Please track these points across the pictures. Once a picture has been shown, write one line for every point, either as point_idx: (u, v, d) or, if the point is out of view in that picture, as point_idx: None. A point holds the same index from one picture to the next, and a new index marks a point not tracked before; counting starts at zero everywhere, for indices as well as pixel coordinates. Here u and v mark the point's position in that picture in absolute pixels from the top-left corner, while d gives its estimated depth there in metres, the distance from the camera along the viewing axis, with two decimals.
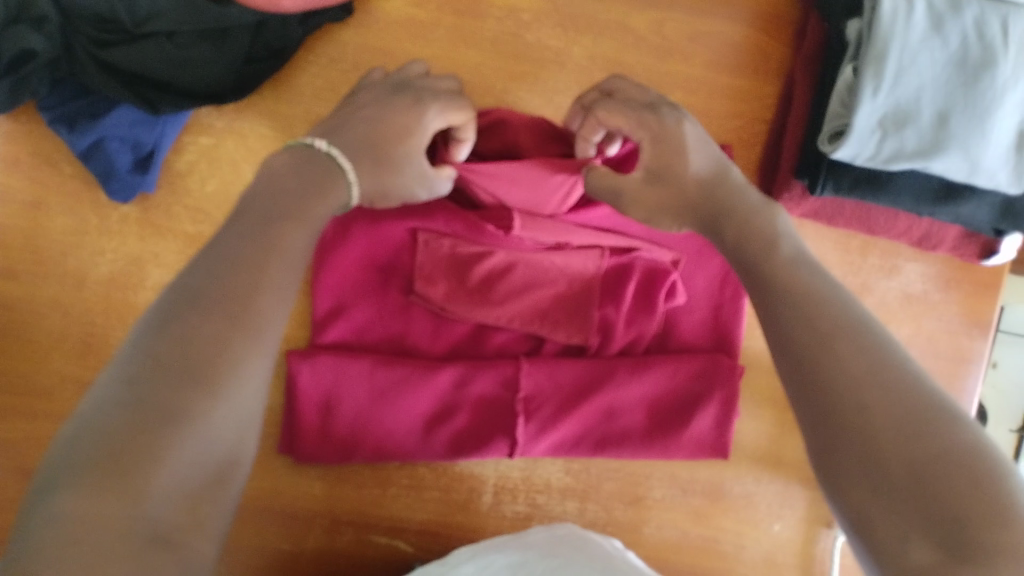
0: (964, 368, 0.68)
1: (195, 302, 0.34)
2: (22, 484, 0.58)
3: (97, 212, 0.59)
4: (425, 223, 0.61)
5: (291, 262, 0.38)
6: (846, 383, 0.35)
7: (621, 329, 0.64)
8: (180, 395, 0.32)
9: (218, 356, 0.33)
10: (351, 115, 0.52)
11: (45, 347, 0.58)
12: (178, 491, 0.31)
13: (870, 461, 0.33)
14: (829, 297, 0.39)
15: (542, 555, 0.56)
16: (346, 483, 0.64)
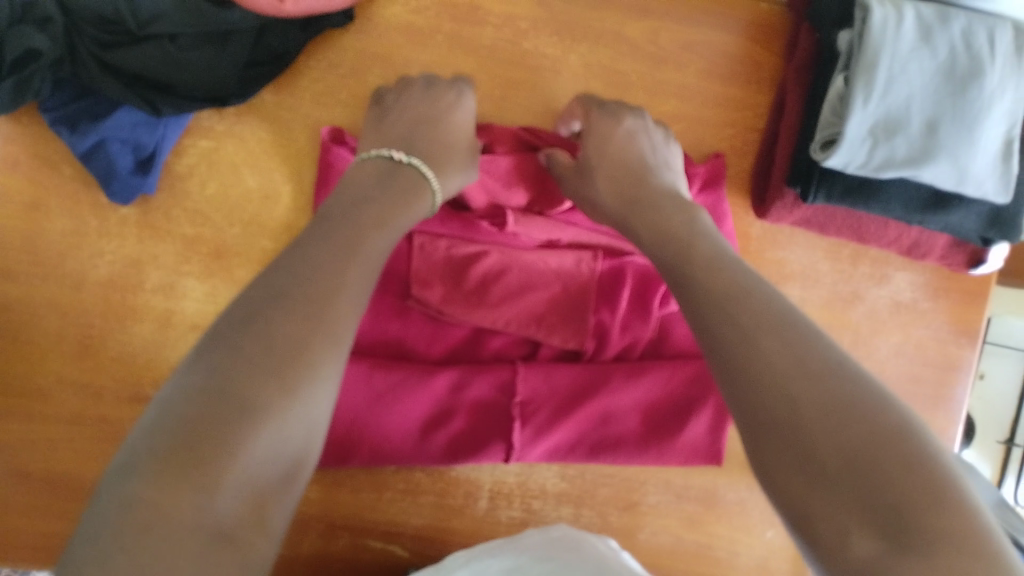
0: (952, 376, 0.69)
1: (281, 305, 0.39)
2: (17, 485, 0.58)
3: (97, 213, 0.59)
4: (422, 227, 0.63)
5: (362, 272, 0.43)
6: (781, 374, 0.37)
7: (617, 335, 0.65)
8: (257, 390, 0.36)
9: (292, 358, 0.38)
10: (403, 124, 0.57)
11: (42, 349, 0.58)
12: (246, 483, 0.34)
13: (805, 454, 0.34)
14: (757, 293, 0.42)
15: (536, 557, 0.56)
16: (342, 487, 0.64)
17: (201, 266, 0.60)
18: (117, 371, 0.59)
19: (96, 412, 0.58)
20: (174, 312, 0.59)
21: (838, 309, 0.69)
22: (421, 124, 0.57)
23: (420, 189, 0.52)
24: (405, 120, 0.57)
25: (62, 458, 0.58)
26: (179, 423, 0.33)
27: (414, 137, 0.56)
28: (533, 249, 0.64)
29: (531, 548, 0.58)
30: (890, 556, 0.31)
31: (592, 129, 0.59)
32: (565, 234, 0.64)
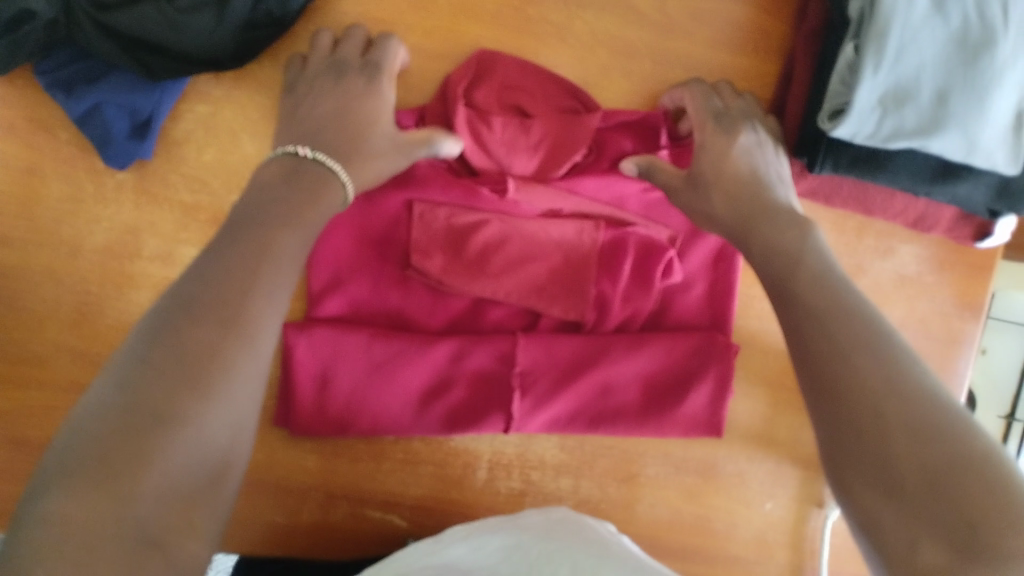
0: (956, 348, 0.70)
1: (185, 319, 0.40)
2: (15, 452, 0.58)
3: (93, 179, 0.58)
4: (421, 194, 0.62)
5: (279, 269, 0.45)
6: (857, 388, 0.41)
7: (618, 306, 0.64)
8: (173, 399, 0.37)
9: (207, 362, 0.39)
10: (313, 117, 0.56)
11: (38, 315, 0.57)
12: (167, 492, 0.36)
13: (887, 470, 0.38)
14: (844, 308, 0.45)
15: (538, 536, 0.57)
16: (341, 458, 0.64)
17: (199, 234, 0.59)
18: (114, 338, 0.58)
19: (92, 379, 0.58)
20: (172, 280, 0.59)
21: None
22: (340, 115, 0.56)
23: (331, 181, 0.53)
24: (317, 114, 0.57)
25: (57, 425, 0.58)
26: (93, 441, 0.35)
27: (325, 128, 0.56)
28: (534, 218, 0.63)
29: (532, 530, 0.58)
30: (954, 564, 0.34)
31: (756, 145, 0.60)
32: (567, 202, 0.63)
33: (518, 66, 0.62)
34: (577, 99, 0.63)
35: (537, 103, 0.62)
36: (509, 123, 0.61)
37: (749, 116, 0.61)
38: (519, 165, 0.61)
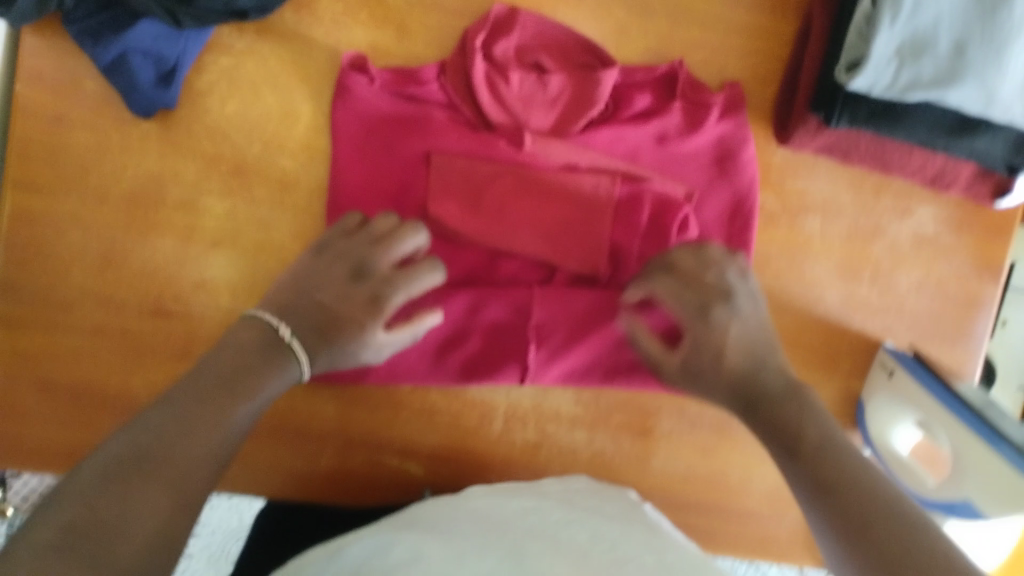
0: (972, 311, 0.70)
1: (193, 389, 0.45)
2: (45, 393, 0.60)
3: (119, 128, 0.59)
4: (437, 146, 0.62)
5: (251, 362, 0.50)
6: (853, 494, 0.45)
7: (633, 260, 0.65)
8: (180, 444, 0.41)
9: (202, 417, 0.43)
10: (326, 268, 0.58)
11: (65, 261, 0.59)
12: (151, 539, 0.37)
13: (862, 540, 0.42)
14: (818, 416, 0.51)
15: (558, 502, 0.57)
16: (359, 407, 0.66)
17: (221, 183, 0.60)
18: (140, 285, 0.60)
19: (119, 324, 0.60)
20: (195, 229, 0.60)
21: (860, 242, 0.69)
22: (338, 300, 0.57)
23: (289, 359, 0.53)
24: (327, 276, 0.58)
25: (86, 369, 0.60)
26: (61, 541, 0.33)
27: (320, 290, 0.57)
28: (551, 172, 0.64)
29: (552, 498, 0.57)
30: None
31: (747, 329, 0.58)
32: (583, 156, 0.64)
33: (535, 22, 0.65)
34: (594, 55, 0.65)
35: (555, 61, 0.65)
36: (533, 84, 0.64)
37: (729, 292, 0.59)
38: (536, 119, 0.64)
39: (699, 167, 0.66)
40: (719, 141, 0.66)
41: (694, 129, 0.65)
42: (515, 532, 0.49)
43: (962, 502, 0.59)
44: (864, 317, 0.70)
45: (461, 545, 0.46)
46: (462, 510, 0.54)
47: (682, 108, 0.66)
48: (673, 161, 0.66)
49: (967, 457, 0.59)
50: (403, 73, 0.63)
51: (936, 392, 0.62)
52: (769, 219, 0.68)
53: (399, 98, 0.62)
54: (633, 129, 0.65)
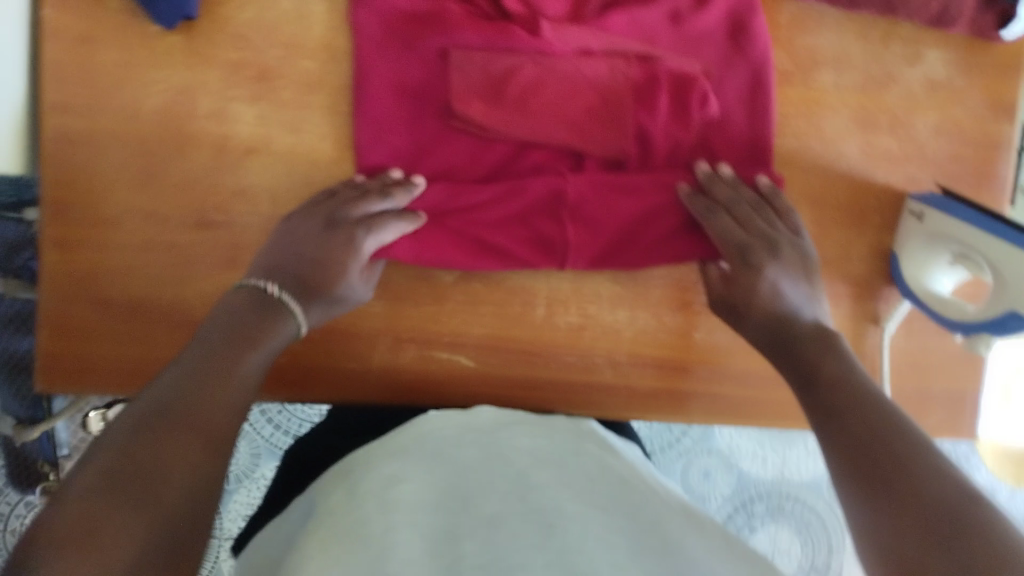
0: (991, 151, 0.72)
1: (204, 351, 0.49)
2: (98, 313, 0.61)
3: (146, 43, 0.61)
4: (456, 43, 0.63)
5: (253, 316, 0.54)
6: (856, 425, 0.50)
7: (658, 138, 0.66)
8: (195, 401, 0.45)
9: (212, 375, 0.47)
10: (305, 230, 0.60)
11: (106, 179, 0.61)
12: (185, 485, 0.41)
13: (859, 457, 0.48)
14: (832, 353, 0.57)
15: (573, 433, 0.58)
16: (404, 302, 0.67)
17: (249, 90, 0.62)
18: (179, 197, 0.62)
19: (163, 238, 0.62)
20: (228, 137, 0.62)
21: (874, 92, 0.70)
22: (318, 260, 0.59)
23: (286, 316, 0.56)
24: (309, 235, 0.60)
25: (134, 285, 0.62)
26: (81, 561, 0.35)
27: (301, 249, 0.60)
28: (568, 59, 0.65)
29: (560, 428, 0.59)
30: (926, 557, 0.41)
31: (779, 271, 0.63)
32: (599, 40, 0.65)
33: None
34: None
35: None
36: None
37: (796, 244, 0.65)
38: (552, 8, 0.65)
39: (711, 43, 0.68)
40: (728, 16, 0.67)
41: (704, 6, 0.67)
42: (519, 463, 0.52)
43: (1009, 314, 0.60)
44: (887, 170, 0.71)
45: (466, 484, 0.50)
46: (469, 435, 0.56)
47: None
48: (686, 39, 0.67)
49: (1009, 268, 0.59)
50: None
51: (968, 216, 0.62)
52: (783, 78, 0.69)
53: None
54: (646, 11, 0.66)
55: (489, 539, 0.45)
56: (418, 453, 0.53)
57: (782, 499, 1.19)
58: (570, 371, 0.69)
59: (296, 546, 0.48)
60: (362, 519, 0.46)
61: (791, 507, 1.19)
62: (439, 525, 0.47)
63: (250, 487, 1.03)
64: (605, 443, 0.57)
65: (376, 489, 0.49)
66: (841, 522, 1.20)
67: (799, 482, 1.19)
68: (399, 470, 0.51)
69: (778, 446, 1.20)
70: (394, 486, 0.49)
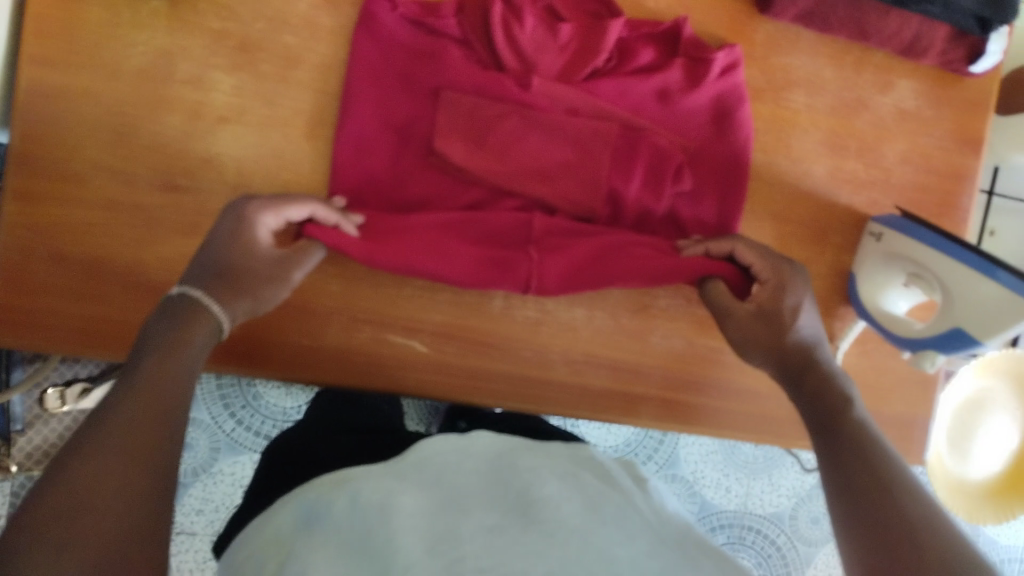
0: (956, 183, 0.73)
1: (145, 361, 0.45)
2: (56, 268, 0.61)
3: (129, 5, 0.61)
4: (449, 84, 0.64)
5: (194, 315, 0.50)
6: (854, 463, 0.50)
7: (629, 202, 0.67)
8: (132, 416, 0.41)
9: (151, 385, 0.44)
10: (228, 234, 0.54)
11: (77, 136, 0.61)
12: (133, 517, 0.37)
13: (852, 498, 0.48)
14: (834, 389, 0.56)
15: (571, 456, 0.57)
16: (363, 283, 0.67)
17: (227, 60, 0.63)
18: (150, 159, 0.62)
19: (129, 198, 0.62)
20: (203, 104, 0.63)
21: (844, 116, 0.71)
22: (241, 265, 0.54)
23: (202, 316, 0.50)
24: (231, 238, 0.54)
25: (95, 243, 0.62)
26: None
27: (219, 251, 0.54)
28: (553, 113, 0.66)
29: (556, 451, 0.58)
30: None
31: (800, 288, 0.62)
32: (586, 100, 0.66)
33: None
34: (603, 4, 0.67)
35: (567, 9, 0.67)
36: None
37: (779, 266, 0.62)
38: (545, 63, 0.66)
39: (696, 120, 0.69)
40: (717, 98, 0.68)
41: (695, 86, 0.67)
42: (515, 482, 0.51)
43: (955, 332, 0.61)
44: (851, 192, 0.72)
45: (462, 499, 0.49)
46: (464, 457, 0.55)
47: (683, 64, 0.68)
48: (674, 114, 0.68)
49: (957, 288, 0.60)
50: (426, 5, 0.64)
51: (926, 238, 0.62)
52: (756, 95, 0.70)
53: (418, 31, 0.64)
54: (635, 81, 0.67)
55: (489, 545, 0.44)
56: (419, 474, 0.52)
57: (742, 531, 1.16)
58: (524, 365, 0.69)
59: (292, 555, 0.46)
60: (366, 535, 0.45)
61: (751, 541, 1.17)
62: (438, 529, 0.45)
63: (206, 480, 0.98)
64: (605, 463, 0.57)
65: (378, 500, 0.48)
66: (800, 561, 1.18)
67: (760, 516, 1.17)
68: (400, 484, 0.50)
69: (743, 479, 1.17)
70: (396, 497, 0.48)
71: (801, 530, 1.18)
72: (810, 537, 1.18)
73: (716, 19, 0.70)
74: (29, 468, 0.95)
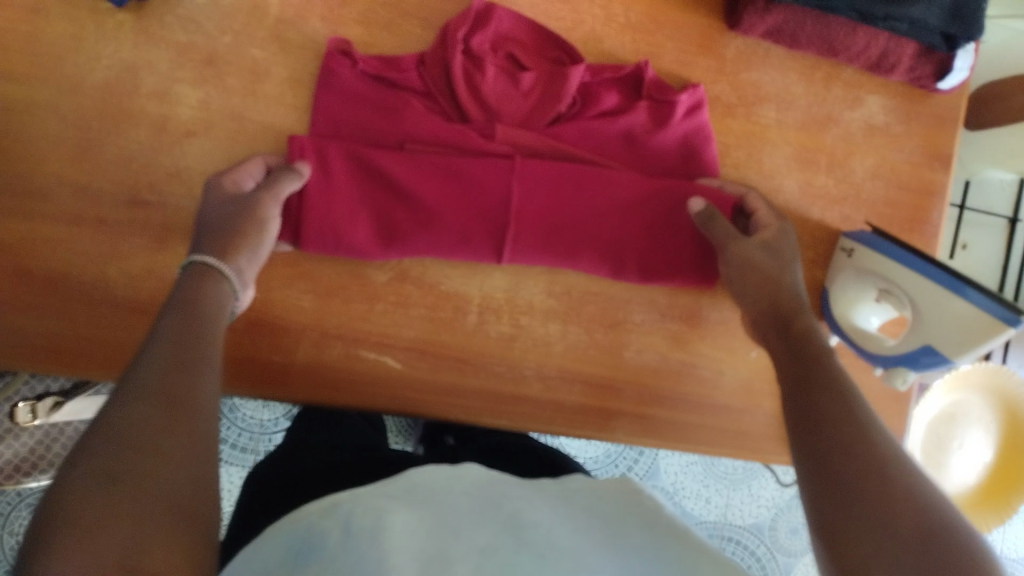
0: (926, 198, 0.73)
1: (190, 337, 0.50)
2: (19, 284, 0.60)
3: (94, 18, 0.61)
4: (412, 135, 0.64)
5: (207, 315, 0.52)
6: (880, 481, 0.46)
7: (603, 246, 0.66)
8: (192, 385, 0.46)
9: (199, 361, 0.48)
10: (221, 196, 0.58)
11: (41, 150, 0.61)
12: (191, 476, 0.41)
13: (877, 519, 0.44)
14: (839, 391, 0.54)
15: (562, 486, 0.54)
16: (334, 298, 0.66)
17: (194, 73, 0.62)
18: (115, 174, 0.62)
19: (94, 213, 0.61)
20: (170, 117, 0.62)
21: (813, 131, 0.71)
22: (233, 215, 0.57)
23: (216, 278, 0.55)
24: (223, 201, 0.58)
25: (60, 258, 0.61)
26: None
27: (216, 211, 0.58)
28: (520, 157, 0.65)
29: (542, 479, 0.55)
30: None
31: (778, 235, 0.65)
32: (551, 144, 0.66)
33: (510, 17, 0.66)
34: (564, 51, 0.68)
35: (528, 57, 0.67)
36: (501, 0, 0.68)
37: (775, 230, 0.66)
38: (507, 112, 0.66)
39: (663, 160, 0.69)
40: (683, 138, 0.69)
41: (660, 126, 0.68)
42: (506, 507, 0.48)
43: (925, 348, 0.62)
44: (823, 207, 0.72)
45: (457, 522, 0.45)
46: (455, 479, 0.52)
47: (647, 107, 0.68)
48: (640, 156, 0.69)
49: (926, 304, 0.61)
50: (385, 60, 0.64)
51: (895, 253, 0.63)
52: (727, 110, 0.71)
53: (378, 84, 0.64)
54: (599, 126, 0.67)
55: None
56: (408, 496, 0.48)
57: (722, 542, 1.16)
58: (497, 381, 0.69)
59: None
60: (357, 558, 0.41)
61: (731, 552, 1.16)
62: (430, 553, 0.42)
63: None
64: (614, 485, 0.53)
65: (368, 524, 0.44)
66: (780, 571, 1.17)
67: (740, 527, 1.17)
68: (389, 506, 0.46)
69: (723, 490, 1.17)
70: (386, 520, 0.44)
71: (781, 540, 1.18)
72: (790, 547, 1.18)
73: (686, 35, 0.70)
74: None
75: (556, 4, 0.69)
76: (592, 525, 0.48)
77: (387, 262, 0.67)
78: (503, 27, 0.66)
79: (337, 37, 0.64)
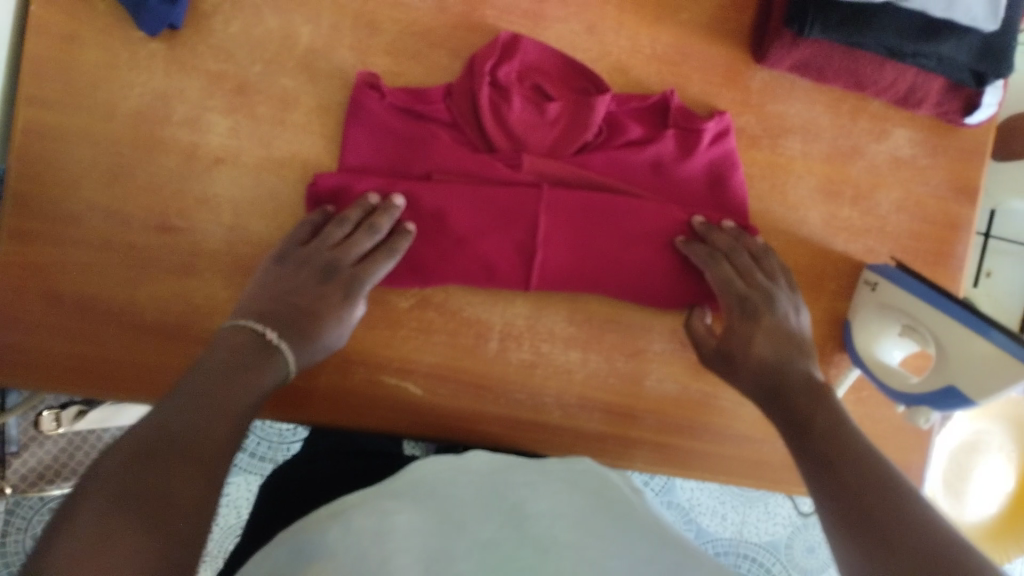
0: (951, 231, 0.73)
1: (216, 367, 0.51)
2: (51, 307, 0.62)
3: (127, 47, 0.62)
4: (440, 166, 0.65)
5: (237, 356, 0.53)
6: (866, 473, 0.50)
7: (630, 271, 0.67)
8: (213, 413, 0.47)
9: (220, 389, 0.49)
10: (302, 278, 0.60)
11: (73, 176, 0.62)
12: (194, 488, 0.42)
13: (862, 508, 0.47)
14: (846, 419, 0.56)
15: (566, 476, 0.57)
16: (358, 324, 0.67)
17: (225, 102, 0.63)
18: (147, 199, 0.63)
19: (125, 238, 0.62)
20: (200, 145, 0.63)
21: (838, 163, 0.71)
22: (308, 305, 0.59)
23: (275, 357, 0.56)
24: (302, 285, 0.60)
25: (90, 282, 0.62)
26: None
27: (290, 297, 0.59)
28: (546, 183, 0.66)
29: (551, 466, 0.59)
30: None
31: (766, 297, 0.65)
32: (578, 172, 0.66)
33: (537, 48, 0.67)
34: (590, 80, 0.68)
35: (555, 87, 0.67)
36: (528, 30, 0.68)
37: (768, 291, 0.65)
38: (535, 141, 0.66)
39: (691, 188, 0.69)
40: (709, 167, 0.69)
41: (687, 156, 0.68)
42: (509, 496, 0.51)
43: (949, 389, 0.62)
44: (846, 239, 0.72)
45: (459, 517, 0.48)
46: (460, 473, 0.55)
47: (674, 135, 0.68)
48: (669, 186, 0.69)
49: (950, 341, 0.61)
50: (413, 92, 0.65)
51: (914, 289, 0.63)
52: (752, 141, 0.71)
53: (406, 117, 0.65)
54: (627, 156, 0.67)
55: (482, 563, 0.44)
56: (413, 494, 0.51)
57: (738, 560, 1.16)
58: (516, 408, 0.69)
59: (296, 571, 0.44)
60: (361, 554, 0.44)
61: (746, 569, 1.16)
62: (435, 541, 0.45)
63: None
64: (598, 483, 0.57)
65: (373, 525, 0.46)
66: None
67: (757, 544, 1.16)
68: (394, 507, 0.49)
69: (739, 506, 1.16)
70: (391, 520, 0.47)
71: (797, 559, 1.18)
72: (805, 566, 1.18)
73: (713, 65, 0.70)
74: (24, 490, 0.94)
75: (582, 34, 0.69)
76: (609, 530, 0.48)
77: (410, 288, 0.68)
78: (528, 56, 0.67)
79: (365, 69, 0.65)
